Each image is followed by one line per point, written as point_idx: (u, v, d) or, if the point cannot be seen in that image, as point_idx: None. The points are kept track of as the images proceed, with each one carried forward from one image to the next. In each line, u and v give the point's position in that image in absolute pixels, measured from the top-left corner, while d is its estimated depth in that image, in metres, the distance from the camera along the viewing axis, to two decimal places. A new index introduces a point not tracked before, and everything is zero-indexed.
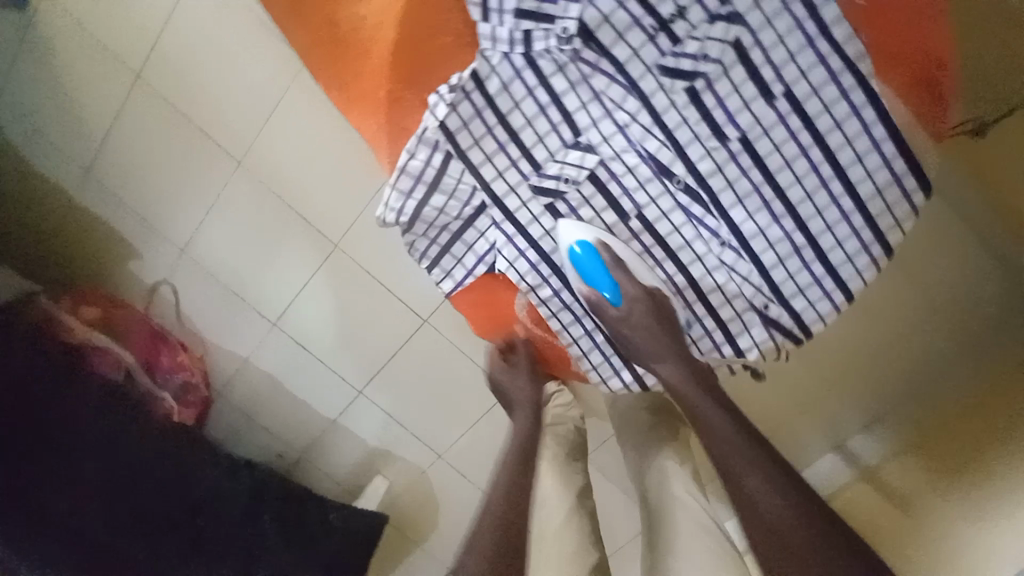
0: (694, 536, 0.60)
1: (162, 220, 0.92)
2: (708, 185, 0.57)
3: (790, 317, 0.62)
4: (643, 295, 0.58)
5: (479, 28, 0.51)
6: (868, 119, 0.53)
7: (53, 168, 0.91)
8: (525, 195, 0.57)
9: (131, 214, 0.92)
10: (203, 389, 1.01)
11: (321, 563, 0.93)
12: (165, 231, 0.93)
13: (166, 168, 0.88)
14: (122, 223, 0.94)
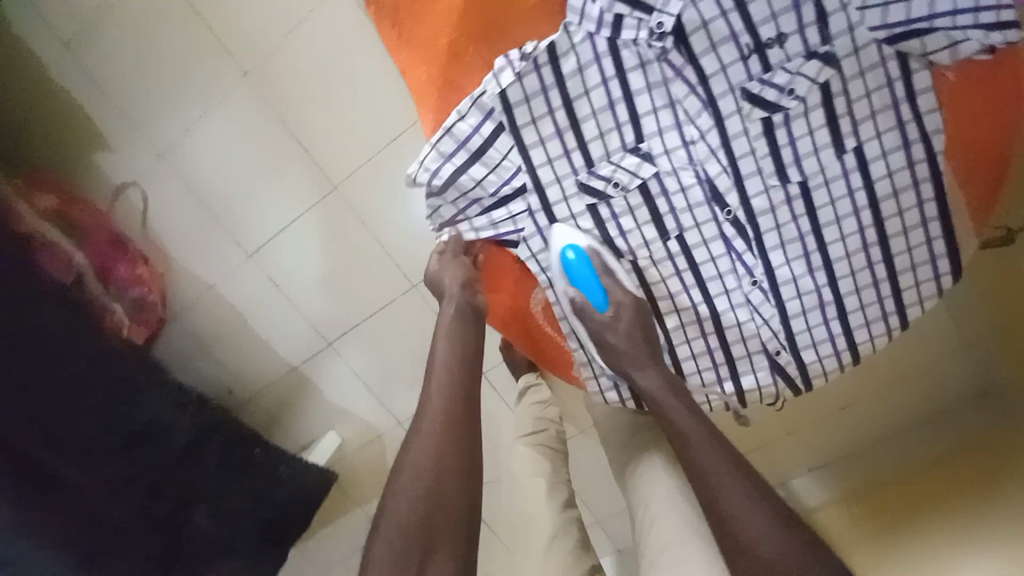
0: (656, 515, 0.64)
1: (165, 140, 0.98)
2: (756, 222, 0.53)
3: (797, 369, 0.59)
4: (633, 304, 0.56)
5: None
6: (925, 195, 0.51)
7: (78, 72, 0.95)
8: (570, 189, 0.53)
9: (130, 124, 0.98)
10: (157, 310, 1.05)
11: (269, 507, 0.95)
12: (169, 154, 0.99)
13: (191, 95, 0.94)
14: (124, 135, 0.99)
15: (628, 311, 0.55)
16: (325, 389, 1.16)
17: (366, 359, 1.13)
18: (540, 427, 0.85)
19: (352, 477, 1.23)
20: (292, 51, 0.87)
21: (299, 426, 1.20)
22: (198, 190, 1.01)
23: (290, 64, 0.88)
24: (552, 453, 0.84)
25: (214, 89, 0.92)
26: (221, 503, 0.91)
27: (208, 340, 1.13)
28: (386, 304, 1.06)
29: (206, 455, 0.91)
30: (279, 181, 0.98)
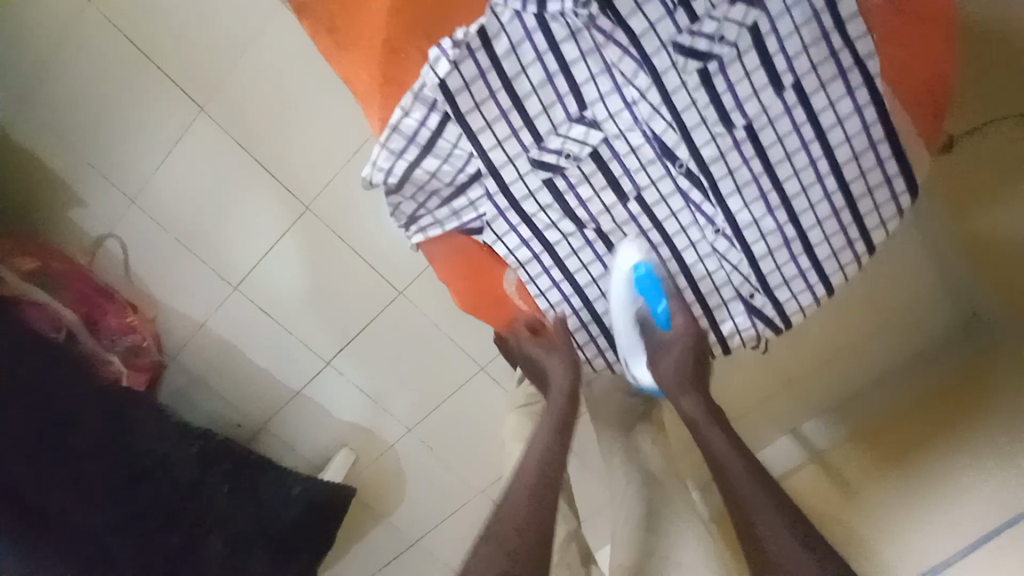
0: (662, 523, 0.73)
1: (134, 186, 0.99)
2: (709, 171, 0.54)
3: (774, 310, 0.60)
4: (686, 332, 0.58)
5: None
6: (869, 119, 0.52)
7: (42, 132, 0.97)
8: (523, 168, 0.54)
9: (98, 173, 0.99)
10: (153, 354, 1.06)
11: (286, 528, 0.97)
12: (140, 198, 1.00)
13: (153, 138, 0.95)
14: (93, 186, 1.00)
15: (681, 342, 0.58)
16: (329, 407, 1.17)
17: (365, 373, 1.13)
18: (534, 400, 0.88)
19: (370, 492, 1.25)
20: (242, 79, 0.89)
21: (310, 449, 1.21)
22: (174, 231, 1.02)
23: (246, 94, 0.90)
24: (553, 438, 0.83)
25: (172, 128, 0.93)
26: (232, 530, 0.92)
27: (208, 377, 1.14)
28: (375, 313, 1.07)
29: (213, 486, 0.93)
30: (251, 210, 0.99)
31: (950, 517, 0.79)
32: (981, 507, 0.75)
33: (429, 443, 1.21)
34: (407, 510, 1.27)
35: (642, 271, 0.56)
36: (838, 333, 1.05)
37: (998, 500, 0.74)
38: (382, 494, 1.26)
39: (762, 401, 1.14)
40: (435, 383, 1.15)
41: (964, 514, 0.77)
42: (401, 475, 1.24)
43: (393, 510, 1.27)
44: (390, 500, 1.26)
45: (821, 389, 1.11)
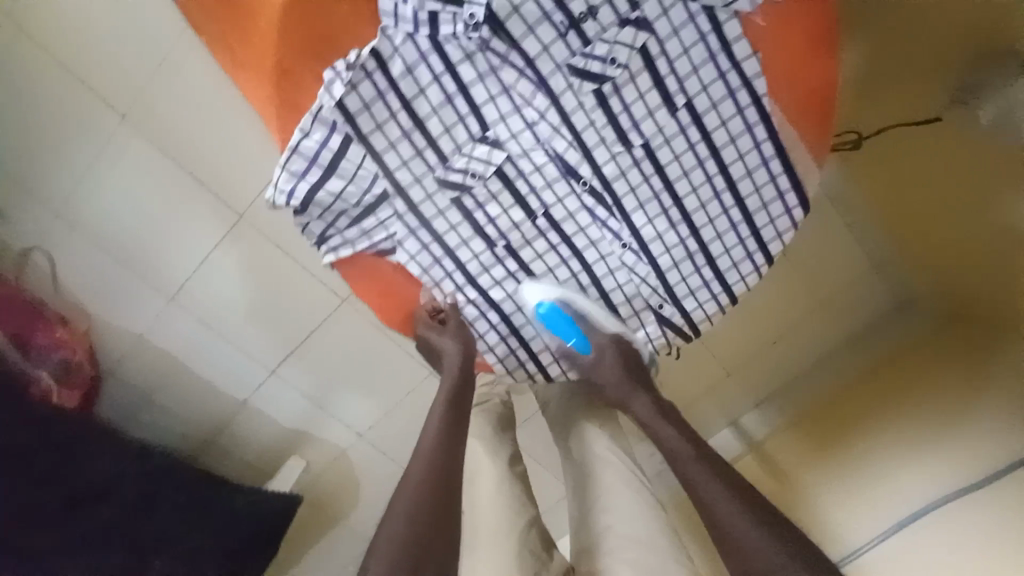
0: (615, 486, 0.68)
1: (55, 198, 0.94)
2: (611, 189, 0.56)
3: (682, 318, 0.63)
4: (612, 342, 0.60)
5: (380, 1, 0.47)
6: (759, 137, 0.55)
7: None
8: (431, 188, 0.55)
9: (13, 185, 0.93)
10: (87, 369, 1.03)
11: (231, 541, 0.96)
12: (62, 210, 0.95)
13: (72, 147, 0.90)
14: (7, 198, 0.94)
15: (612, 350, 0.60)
16: (278, 416, 1.16)
17: (314, 381, 1.13)
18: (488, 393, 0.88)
19: (324, 497, 1.25)
20: (174, 85, 0.87)
21: (261, 457, 1.20)
22: (108, 241, 0.98)
23: (174, 103, 0.88)
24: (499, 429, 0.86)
25: (94, 137, 0.89)
26: (181, 548, 0.90)
27: (149, 391, 1.11)
28: (322, 320, 1.07)
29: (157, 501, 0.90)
30: (187, 217, 0.97)
31: (879, 502, 0.84)
32: (907, 496, 0.81)
33: (382, 445, 1.22)
34: (363, 513, 1.28)
35: (542, 309, 0.58)
36: (770, 324, 1.11)
37: (921, 492, 0.79)
38: (336, 499, 1.26)
39: (703, 395, 1.19)
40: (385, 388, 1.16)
41: (889, 502, 0.83)
42: (356, 478, 1.25)
43: (349, 513, 1.28)
44: (346, 502, 1.26)
45: (757, 379, 1.18)
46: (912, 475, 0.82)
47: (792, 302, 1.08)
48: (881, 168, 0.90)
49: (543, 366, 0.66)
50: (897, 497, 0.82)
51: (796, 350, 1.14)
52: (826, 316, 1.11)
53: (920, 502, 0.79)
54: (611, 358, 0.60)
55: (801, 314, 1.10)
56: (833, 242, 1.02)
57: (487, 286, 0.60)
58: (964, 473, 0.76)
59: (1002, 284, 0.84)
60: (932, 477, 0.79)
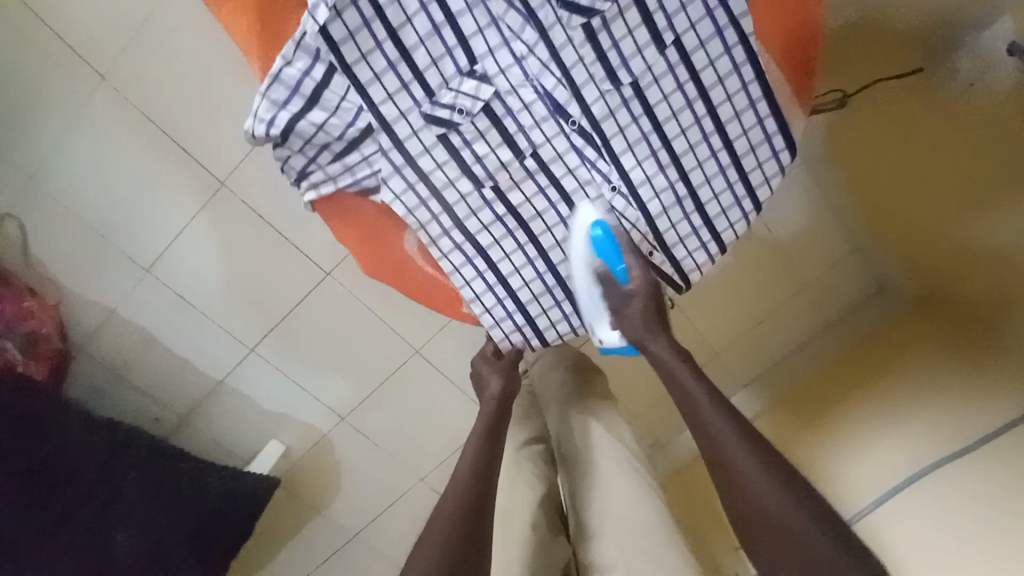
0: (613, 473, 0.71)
1: (28, 162, 0.91)
2: (601, 129, 0.55)
3: (673, 267, 0.62)
4: (643, 279, 0.59)
5: None
6: (746, 78, 0.55)
7: None
8: (417, 123, 0.53)
9: None
10: (55, 341, 0.98)
11: (200, 519, 0.92)
12: (34, 175, 0.92)
13: (46, 109, 0.87)
14: None
15: (641, 298, 0.58)
16: (258, 398, 1.12)
17: (294, 360, 1.10)
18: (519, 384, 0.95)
19: (303, 486, 1.20)
20: (153, 46, 0.85)
21: (237, 442, 1.16)
22: (82, 209, 0.95)
23: (155, 64, 0.86)
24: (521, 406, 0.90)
25: (69, 99, 0.87)
26: (147, 525, 0.87)
27: (122, 369, 1.07)
28: (303, 296, 1.04)
29: (121, 477, 0.86)
30: (165, 186, 0.94)
31: (867, 471, 0.80)
32: (893, 466, 0.77)
33: (364, 430, 1.18)
34: (344, 503, 1.23)
35: (597, 231, 0.57)
36: (758, 303, 1.10)
37: (907, 462, 0.75)
38: (315, 488, 1.21)
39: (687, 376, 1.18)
40: (367, 370, 1.12)
41: (875, 473, 0.78)
42: (337, 466, 1.20)
43: (328, 503, 1.23)
44: (325, 492, 1.22)
45: (745, 361, 1.17)
46: (900, 446, 0.78)
47: (779, 283, 1.08)
48: (867, 134, 0.85)
49: (532, 321, 0.63)
50: (884, 467, 0.78)
51: (784, 331, 1.14)
52: (813, 296, 1.11)
53: (903, 471, 0.75)
54: (636, 302, 0.59)
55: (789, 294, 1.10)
56: (820, 220, 1.04)
57: (474, 231, 0.59)
58: (953, 440, 0.72)
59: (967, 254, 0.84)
60: (923, 447, 0.75)
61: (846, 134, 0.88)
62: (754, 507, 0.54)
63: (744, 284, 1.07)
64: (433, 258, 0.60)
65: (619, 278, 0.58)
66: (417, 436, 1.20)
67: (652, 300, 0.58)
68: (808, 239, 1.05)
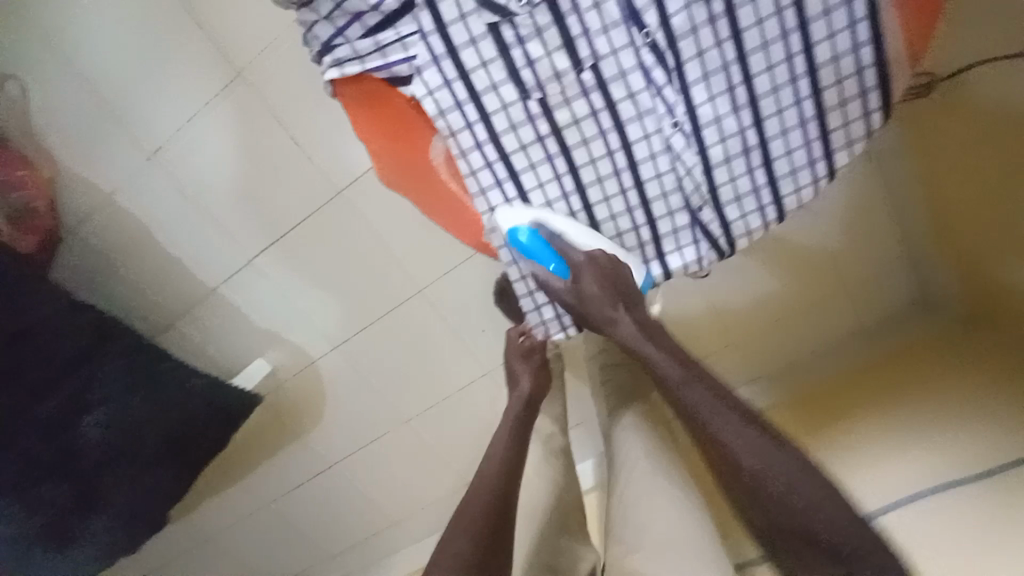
0: (650, 495, 0.71)
1: (40, 19, 0.84)
2: (676, 49, 0.47)
3: (720, 229, 0.55)
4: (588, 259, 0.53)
5: None
6: (857, 15, 0.46)
7: None
8: (467, 6, 0.46)
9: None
10: (49, 218, 0.94)
11: (177, 419, 0.89)
12: (45, 34, 0.86)
13: None
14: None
15: (589, 269, 0.53)
16: (252, 313, 1.08)
17: (292, 279, 1.04)
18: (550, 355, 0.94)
19: (286, 410, 1.18)
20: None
21: (225, 354, 1.12)
22: (88, 78, 0.87)
23: None
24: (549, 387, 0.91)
25: None
26: (118, 417, 0.84)
27: (113, 258, 1.02)
28: (310, 211, 0.97)
29: (102, 364, 0.83)
30: (175, 68, 0.86)
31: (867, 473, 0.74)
32: (902, 479, 0.70)
33: (355, 363, 1.14)
34: (326, 432, 1.21)
35: (520, 238, 0.51)
36: (789, 297, 1.03)
37: (913, 477, 0.69)
38: (299, 413, 1.19)
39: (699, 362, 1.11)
40: (368, 302, 1.07)
41: (878, 481, 0.72)
42: (323, 395, 1.17)
43: (310, 429, 1.20)
44: (307, 418, 1.19)
45: (763, 356, 1.10)
46: (915, 462, 0.71)
47: (816, 280, 1.01)
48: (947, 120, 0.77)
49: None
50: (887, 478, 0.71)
51: (809, 331, 1.08)
52: (847, 301, 1.04)
53: (920, 483, 0.68)
54: (589, 281, 0.54)
55: (824, 294, 1.03)
56: (875, 219, 0.95)
57: (510, 149, 0.51)
58: (966, 466, 0.65)
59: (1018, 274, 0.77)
60: (936, 465, 0.68)
61: (920, 122, 0.81)
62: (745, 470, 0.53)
63: (780, 277, 0.99)
64: (459, 174, 0.52)
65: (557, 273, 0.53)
66: (409, 377, 1.16)
67: (605, 280, 0.54)
68: (859, 238, 0.97)
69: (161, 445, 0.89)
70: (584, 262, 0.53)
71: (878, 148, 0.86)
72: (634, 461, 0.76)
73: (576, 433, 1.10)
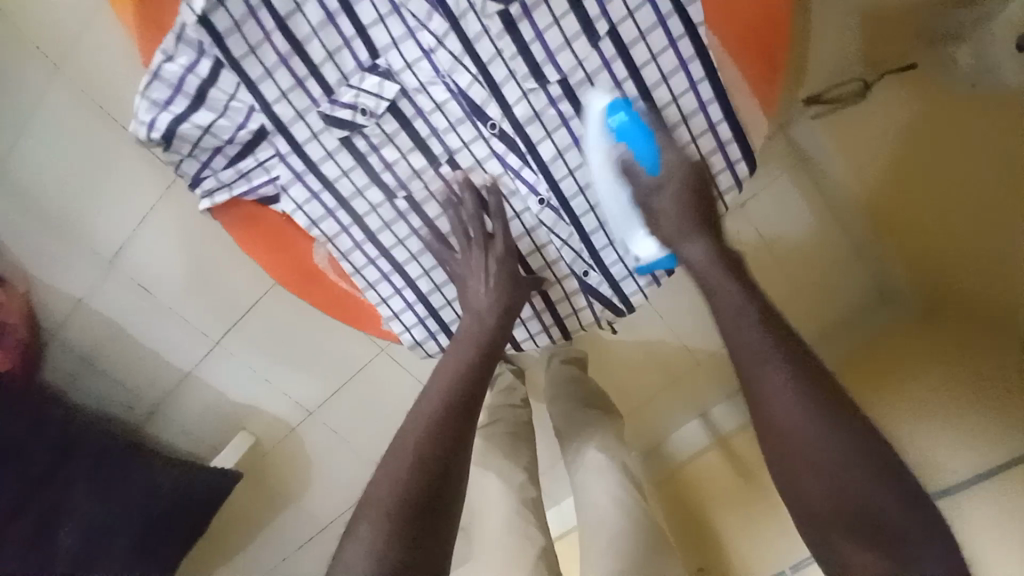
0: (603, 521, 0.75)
1: None
2: (525, 132, 0.59)
3: (609, 283, 0.65)
4: (681, 162, 0.59)
5: None
6: (695, 77, 0.58)
7: None
8: (316, 125, 0.55)
9: None
10: (22, 332, 0.98)
11: (142, 513, 0.93)
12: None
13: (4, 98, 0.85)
14: None
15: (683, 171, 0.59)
16: (227, 390, 1.12)
17: (258, 354, 1.07)
18: (512, 386, 0.98)
19: (276, 479, 1.21)
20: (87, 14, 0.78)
21: (210, 431, 1.16)
22: (36, 197, 0.90)
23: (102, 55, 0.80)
24: (512, 437, 0.90)
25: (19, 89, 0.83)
26: (96, 508, 0.90)
27: (94, 357, 1.06)
28: (264, 290, 1.00)
29: (72, 460, 0.89)
30: (115, 178, 0.90)
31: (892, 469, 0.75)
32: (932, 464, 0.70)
33: (333, 425, 1.17)
34: (316, 494, 1.24)
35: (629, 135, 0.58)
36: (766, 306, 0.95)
37: (945, 468, 0.69)
38: (287, 480, 1.22)
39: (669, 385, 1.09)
40: (336, 366, 1.10)
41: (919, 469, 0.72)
42: (307, 460, 1.20)
43: (300, 491, 1.23)
44: (296, 483, 1.22)
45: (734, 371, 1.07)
46: (930, 471, 0.70)
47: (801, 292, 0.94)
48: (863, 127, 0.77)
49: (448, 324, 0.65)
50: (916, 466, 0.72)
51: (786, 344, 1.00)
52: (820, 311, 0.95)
53: (961, 473, 0.67)
54: (664, 206, 0.58)
55: (794, 301, 0.95)
56: (831, 224, 0.89)
57: (389, 244, 0.59)
58: (979, 460, 0.66)
59: (979, 256, 0.71)
60: (951, 462, 0.68)
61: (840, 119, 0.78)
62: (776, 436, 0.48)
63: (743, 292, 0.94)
64: (346, 272, 0.60)
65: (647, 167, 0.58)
66: (388, 428, 1.19)
67: (690, 203, 0.58)
68: (822, 240, 0.90)
69: (136, 532, 0.93)
70: (676, 161, 0.59)
71: (821, 153, 0.82)
72: (606, 511, 0.76)
73: (555, 467, 1.12)
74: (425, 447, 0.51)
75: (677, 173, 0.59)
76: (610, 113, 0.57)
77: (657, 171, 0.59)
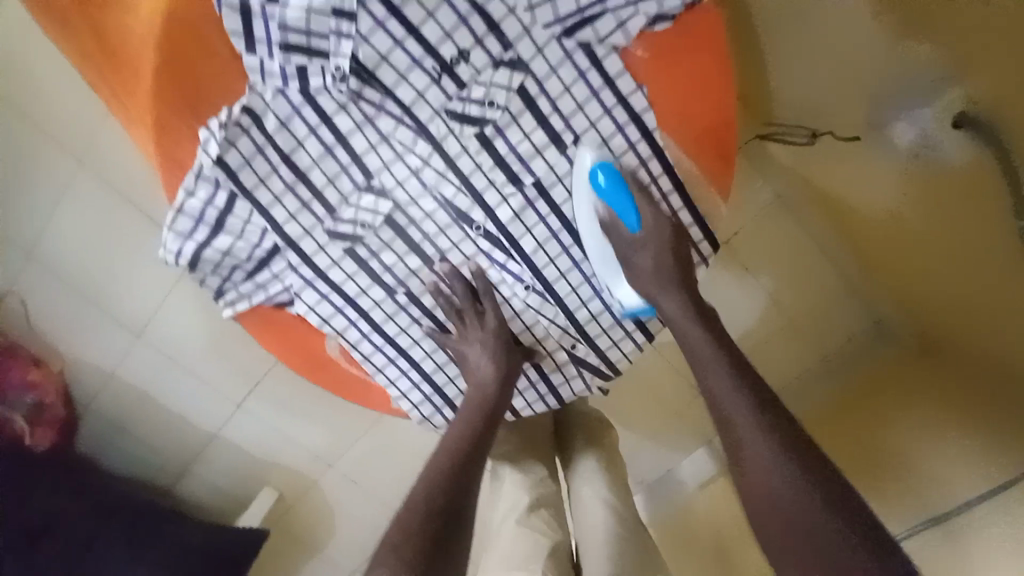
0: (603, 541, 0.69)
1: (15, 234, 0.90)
2: (507, 231, 0.61)
3: (599, 358, 0.69)
4: (657, 233, 0.59)
5: (246, 60, 0.51)
6: (657, 172, 0.59)
7: None
8: (321, 239, 0.60)
9: None
10: (61, 408, 0.97)
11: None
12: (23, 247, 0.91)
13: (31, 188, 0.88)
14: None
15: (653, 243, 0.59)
16: (250, 448, 1.15)
17: (280, 413, 1.13)
18: None
19: (299, 529, 1.25)
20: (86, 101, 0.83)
21: (235, 488, 1.20)
22: (67, 277, 0.93)
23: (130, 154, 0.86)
24: None
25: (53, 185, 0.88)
26: None
27: (126, 425, 1.08)
28: None
29: (77, 520, 0.92)
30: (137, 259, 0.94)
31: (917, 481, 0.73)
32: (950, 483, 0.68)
33: (351, 474, 1.21)
34: (338, 540, 1.28)
35: (600, 175, 0.57)
36: (762, 333, 0.99)
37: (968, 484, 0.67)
38: (310, 530, 1.26)
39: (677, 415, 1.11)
40: (352, 419, 1.15)
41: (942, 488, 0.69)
42: (329, 509, 1.25)
43: (324, 540, 1.27)
44: (319, 532, 1.26)
45: None
46: (932, 484, 0.71)
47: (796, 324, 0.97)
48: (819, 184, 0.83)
49: (450, 400, 0.69)
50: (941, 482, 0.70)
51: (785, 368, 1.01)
52: (810, 337, 0.99)
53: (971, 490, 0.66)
54: (642, 259, 0.59)
55: (783, 330, 0.98)
56: (809, 258, 0.94)
57: (392, 333, 0.65)
58: (980, 479, 0.66)
59: (944, 292, 0.76)
60: (952, 480, 0.69)
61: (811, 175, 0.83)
62: (752, 499, 0.48)
63: (738, 318, 0.97)
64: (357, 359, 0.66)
65: (629, 224, 0.59)
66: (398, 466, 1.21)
67: (666, 257, 0.59)
68: (804, 272, 0.94)
69: None
70: (653, 216, 0.59)
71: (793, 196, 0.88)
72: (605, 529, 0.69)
73: None
74: (433, 497, 0.53)
75: (655, 230, 0.59)
76: (598, 173, 0.57)
77: (637, 230, 0.59)
